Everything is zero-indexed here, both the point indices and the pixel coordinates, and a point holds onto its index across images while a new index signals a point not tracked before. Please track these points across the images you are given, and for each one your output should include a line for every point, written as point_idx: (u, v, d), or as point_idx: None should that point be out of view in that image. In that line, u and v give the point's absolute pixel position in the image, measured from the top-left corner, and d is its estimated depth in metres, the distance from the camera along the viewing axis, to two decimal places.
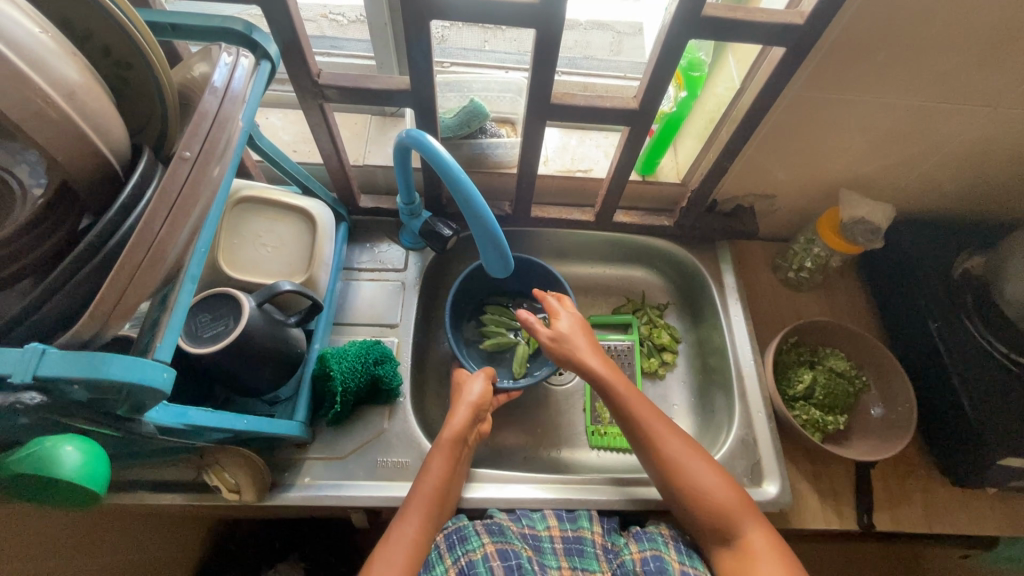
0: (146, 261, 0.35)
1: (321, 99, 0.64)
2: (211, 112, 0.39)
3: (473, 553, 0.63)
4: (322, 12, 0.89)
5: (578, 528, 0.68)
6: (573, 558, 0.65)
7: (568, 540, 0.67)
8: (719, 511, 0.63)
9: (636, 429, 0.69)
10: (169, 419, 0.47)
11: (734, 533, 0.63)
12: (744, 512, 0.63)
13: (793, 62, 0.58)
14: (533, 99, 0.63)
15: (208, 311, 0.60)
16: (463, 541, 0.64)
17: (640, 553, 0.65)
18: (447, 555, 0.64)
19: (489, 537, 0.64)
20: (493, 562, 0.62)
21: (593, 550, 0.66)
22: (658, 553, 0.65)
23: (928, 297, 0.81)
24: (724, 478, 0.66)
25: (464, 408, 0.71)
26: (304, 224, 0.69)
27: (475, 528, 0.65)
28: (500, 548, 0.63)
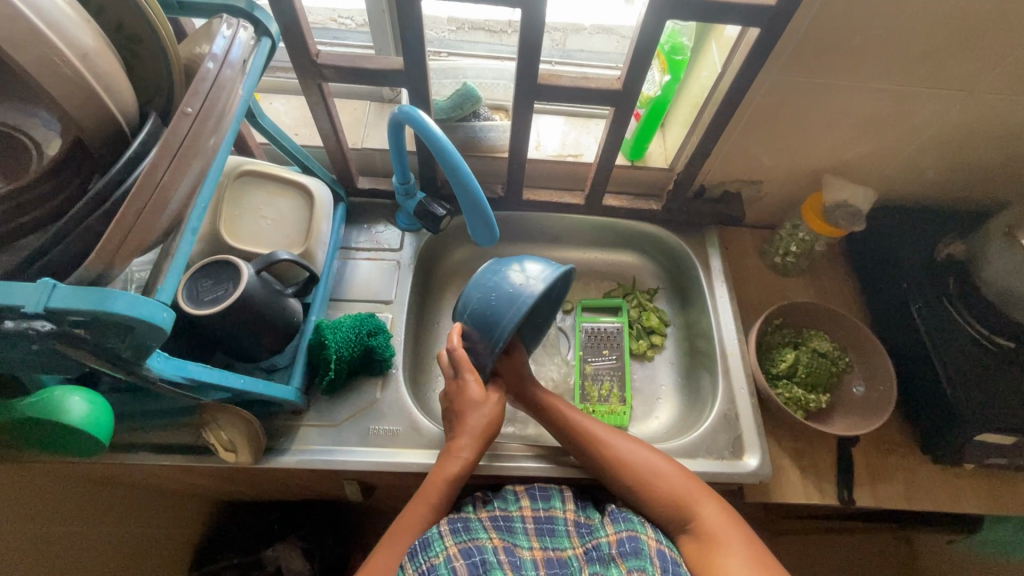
0: (149, 205, 0.38)
1: (320, 79, 0.67)
2: (211, 76, 0.43)
3: (435, 558, 0.59)
4: (331, 16, 0.91)
5: (549, 508, 0.67)
6: (543, 537, 0.64)
7: (538, 520, 0.65)
8: (673, 499, 0.63)
9: (573, 434, 0.71)
10: (171, 371, 0.50)
11: (690, 519, 0.62)
12: (698, 497, 0.63)
13: (766, 44, 0.61)
14: (521, 81, 0.66)
15: (210, 276, 0.62)
16: (425, 547, 0.60)
17: (616, 535, 0.62)
18: (408, 564, 0.59)
19: (452, 538, 0.60)
20: (456, 562, 0.58)
21: (564, 528, 0.65)
22: (634, 533, 0.62)
23: (910, 280, 0.83)
24: (675, 468, 0.66)
25: (473, 442, 0.68)
26: (303, 200, 0.73)
27: (439, 530, 0.61)
28: (463, 548, 0.59)
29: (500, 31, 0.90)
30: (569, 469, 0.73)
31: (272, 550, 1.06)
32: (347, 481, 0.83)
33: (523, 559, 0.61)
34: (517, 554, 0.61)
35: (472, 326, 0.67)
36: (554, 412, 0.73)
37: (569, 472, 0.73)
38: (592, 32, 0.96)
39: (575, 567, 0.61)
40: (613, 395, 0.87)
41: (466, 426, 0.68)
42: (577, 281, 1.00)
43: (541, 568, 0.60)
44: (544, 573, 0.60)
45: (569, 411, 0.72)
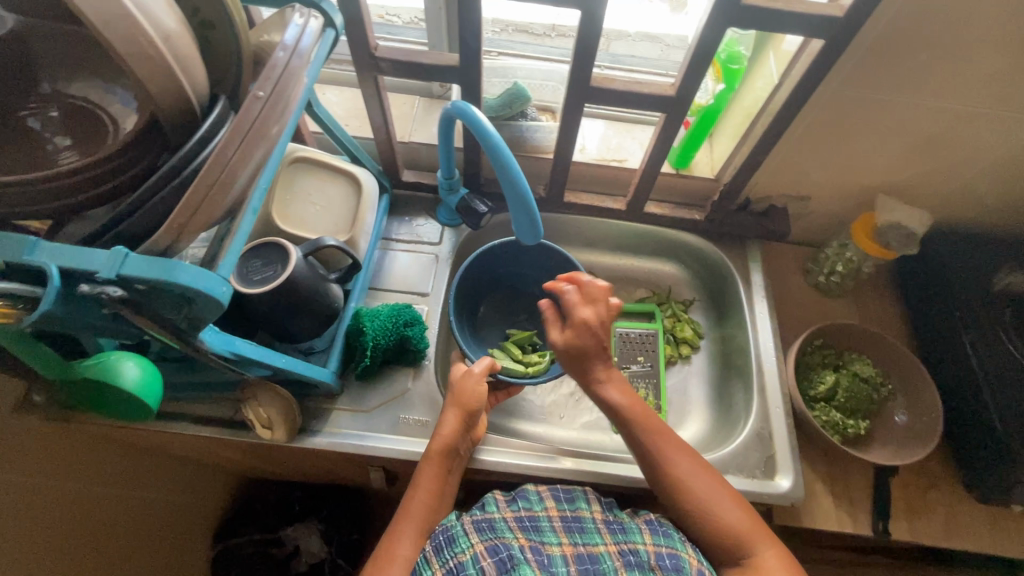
0: (218, 181, 0.40)
1: (376, 72, 0.69)
2: (281, 65, 0.45)
3: (462, 555, 0.59)
4: (380, 13, 0.93)
5: (575, 509, 0.67)
6: (572, 533, 0.63)
7: (566, 518, 0.65)
8: (732, 537, 0.61)
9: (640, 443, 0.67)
10: (220, 345, 0.52)
11: (746, 558, 0.60)
12: (759, 537, 0.61)
13: (830, 55, 0.59)
14: (574, 82, 0.66)
15: (260, 257, 0.64)
16: (451, 542, 0.61)
17: (655, 547, 0.62)
18: (434, 560, 0.60)
19: (478, 536, 0.61)
20: (483, 561, 0.58)
21: (594, 525, 0.65)
22: (674, 551, 0.61)
23: (963, 308, 0.79)
24: (737, 503, 0.63)
25: (453, 417, 0.68)
26: (351, 188, 0.74)
27: (464, 528, 0.62)
28: (489, 546, 0.59)
29: (542, 35, 0.91)
30: (594, 473, 0.73)
31: (294, 529, 1.09)
32: (372, 467, 0.84)
33: (552, 555, 0.61)
34: (545, 551, 0.61)
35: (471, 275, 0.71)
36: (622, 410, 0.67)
37: (599, 478, 0.73)
38: (635, 40, 0.96)
39: (607, 562, 0.60)
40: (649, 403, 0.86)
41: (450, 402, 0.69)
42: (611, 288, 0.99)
43: (571, 564, 0.60)
44: (575, 568, 0.59)
45: (641, 417, 0.67)
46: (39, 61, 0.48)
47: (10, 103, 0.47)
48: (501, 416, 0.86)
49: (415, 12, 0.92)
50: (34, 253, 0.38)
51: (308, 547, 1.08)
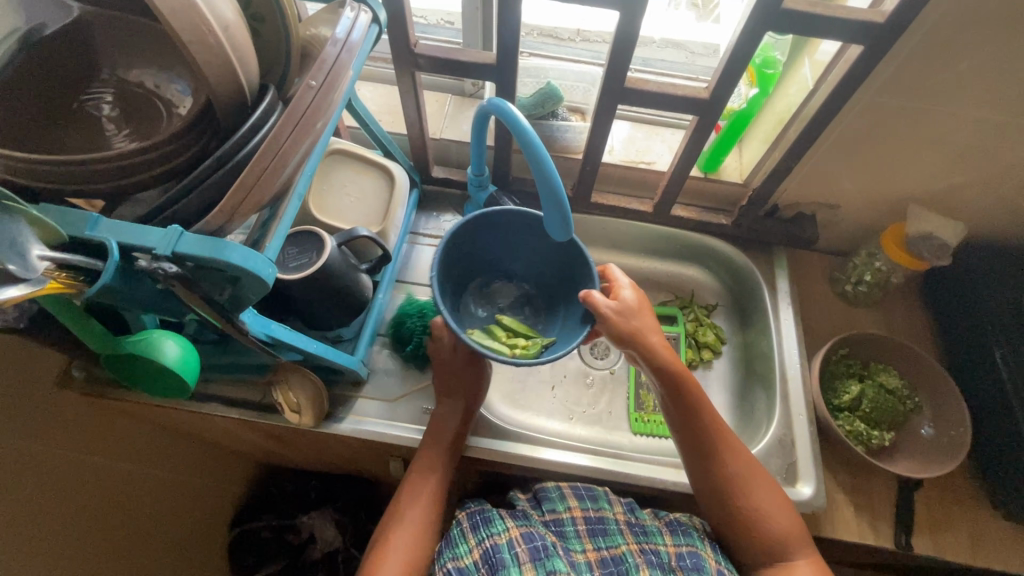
0: (271, 166, 0.42)
1: (414, 68, 0.70)
2: (333, 57, 0.46)
3: (497, 537, 0.61)
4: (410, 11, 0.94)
5: (598, 509, 0.67)
6: (595, 538, 0.64)
7: (589, 520, 0.66)
8: (776, 538, 0.61)
9: (701, 429, 0.65)
10: (256, 328, 0.54)
11: (783, 560, 0.61)
12: (800, 541, 0.61)
13: (869, 61, 0.59)
14: (607, 82, 0.67)
15: (295, 245, 0.66)
16: (487, 523, 0.63)
17: (676, 547, 0.63)
18: (471, 536, 0.63)
19: (513, 521, 0.63)
20: (518, 547, 0.60)
21: (616, 528, 0.65)
22: (694, 548, 0.62)
23: (995, 322, 0.78)
24: (782, 504, 0.64)
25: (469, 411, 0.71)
26: (384, 181, 0.76)
27: (500, 513, 0.65)
28: (523, 533, 0.62)
29: (568, 39, 0.91)
30: (615, 473, 0.73)
31: (308, 517, 1.10)
32: (392, 457, 0.86)
33: (578, 560, 0.61)
34: (571, 556, 0.62)
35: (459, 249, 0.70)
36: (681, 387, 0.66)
37: (618, 476, 0.73)
38: (661, 46, 0.96)
39: (630, 563, 0.61)
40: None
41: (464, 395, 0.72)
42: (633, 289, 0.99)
43: (596, 569, 0.61)
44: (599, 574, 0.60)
45: (702, 401, 0.66)
46: (102, 50, 0.51)
47: (73, 88, 0.50)
48: (521, 412, 0.86)
49: (447, 12, 0.94)
50: (95, 229, 0.40)
51: (324, 537, 1.09)
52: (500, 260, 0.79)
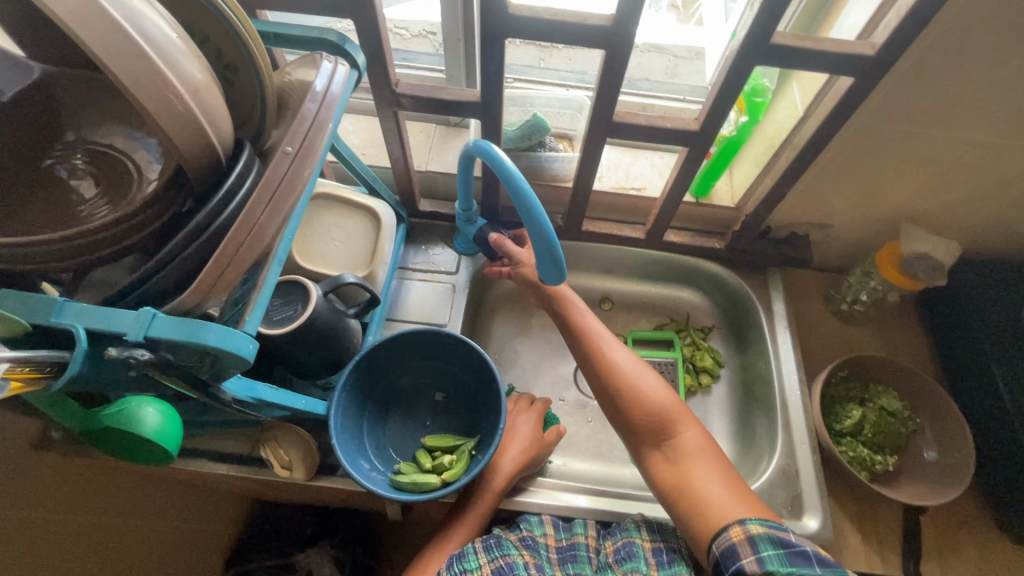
0: (247, 241, 0.39)
1: (396, 107, 0.68)
2: (311, 115, 0.44)
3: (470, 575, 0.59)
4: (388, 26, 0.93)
5: (571, 536, 0.67)
6: (565, 564, 0.63)
7: (561, 549, 0.65)
8: (659, 416, 0.63)
9: (580, 339, 0.71)
10: (241, 392, 0.52)
11: (670, 437, 0.62)
12: (684, 416, 0.64)
13: (860, 93, 0.59)
14: (596, 117, 0.66)
15: (280, 295, 0.63)
16: (461, 559, 0.61)
17: (613, 545, 0.63)
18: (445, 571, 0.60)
19: (487, 555, 0.60)
20: None
21: (586, 555, 0.64)
22: (631, 539, 0.62)
23: (993, 341, 0.77)
24: (665, 386, 0.66)
25: (516, 454, 0.72)
26: (369, 221, 0.73)
27: (474, 545, 0.62)
28: (495, 568, 0.59)
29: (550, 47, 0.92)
30: (617, 513, 0.72)
31: (306, 555, 1.04)
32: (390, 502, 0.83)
33: None
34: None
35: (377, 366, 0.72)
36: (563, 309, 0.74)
37: (618, 516, 0.71)
38: (643, 50, 0.95)
39: None
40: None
41: (515, 442, 0.73)
42: (629, 313, 0.97)
43: None
44: None
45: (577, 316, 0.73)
46: (66, 110, 0.48)
47: (33, 151, 0.47)
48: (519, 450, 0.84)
49: (426, 25, 0.93)
50: (60, 315, 0.38)
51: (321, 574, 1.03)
52: (424, 386, 0.78)
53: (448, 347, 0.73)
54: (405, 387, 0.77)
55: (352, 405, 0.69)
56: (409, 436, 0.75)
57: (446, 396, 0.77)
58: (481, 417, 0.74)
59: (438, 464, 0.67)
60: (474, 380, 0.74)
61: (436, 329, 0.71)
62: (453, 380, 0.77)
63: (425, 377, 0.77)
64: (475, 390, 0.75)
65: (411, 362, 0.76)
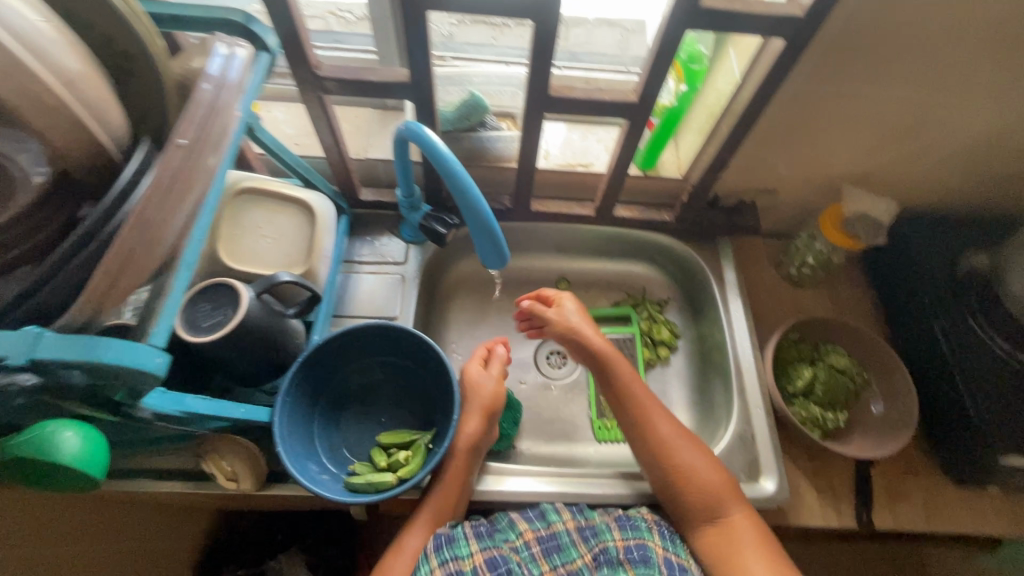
0: (141, 247, 0.36)
1: (320, 91, 0.64)
2: (206, 100, 0.41)
3: (462, 562, 0.60)
4: (330, 8, 0.84)
5: (549, 524, 0.64)
6: (551, 556, 0.62)
7: (542, 540, 0.63)
8: (708, 494, 0.65)
9: (629, 409, 0.71)
10: (168, 407, 0.48)
11: (718, 514, 0.64)
12: (732, 494, 0.65)
13: (793, 55, 0.58)
14: (532, 92, 0.63)
15: (209, 300, 0.59)
16: (451, 543, 0.62)
17: (624, 541, 0.62)
18: (434, 557, 0.61)
19: (477, 544, 0.61)
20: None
21: (569, 539, 0.63)
22: (643, 541, 0.62)
23: (932, 294, 0.79)
24: (714, 463, 0.67)
25: (477, 416, 0.71)
26: (303, 215, 0.69)
27: (464, 531, 0.63)
28: (488, 558, 0.60)
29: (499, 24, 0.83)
30: (581, 493, 0.71)
31: (275, 561, 1.01)
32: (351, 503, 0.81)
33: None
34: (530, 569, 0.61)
35: (323, 366, 0.69)
36: (609, 370, 0.73)
37: (583, 496, 0.71)
38: (595, 25, 0.89)
39: None
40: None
41: (475, 404, 0.72)
42: (586, 292, 0.97)
43: None
44: None
45: (629, 383, 0.72)
46: None
47: None
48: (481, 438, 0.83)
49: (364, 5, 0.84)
50: None
51: None
52: (379, 382, 0.75)
53: (400, 340, 0.71)
54: (357, 384, 0.74)
55: (299, 409, 0.66)
56: (365, 435, 0.73)
57: (402, 391, 0.75)
58: (438, 408, 0.72)
59: (394, 459, 0.66)
60: (429, 373, 0.72)
61: (383, 323, 0.69)
62: (407, 374, 0.75)
63: (380, 372, 0.75)
64: (430, 383, 0.73)
65: (361, 358, 0.73)
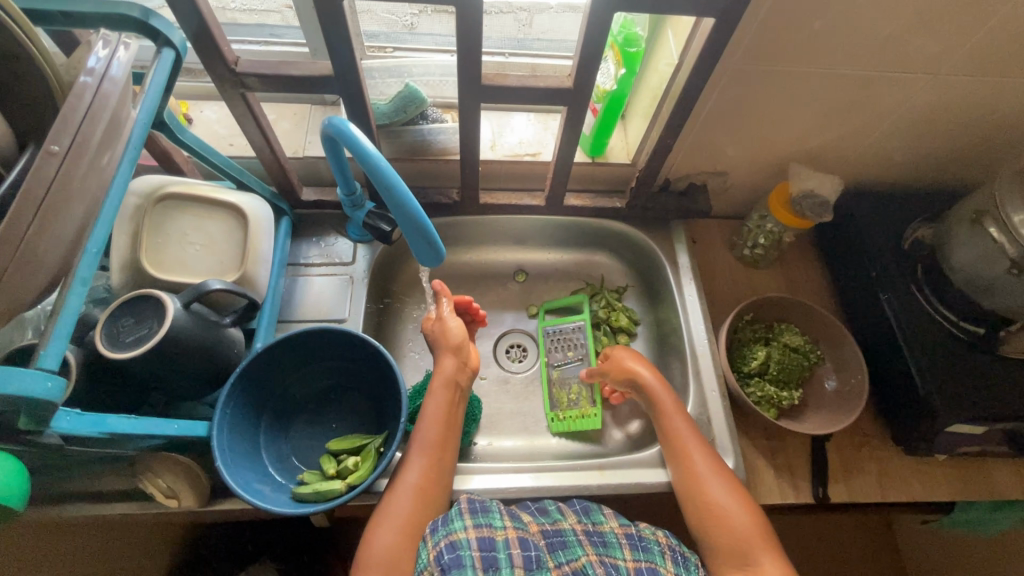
0: (13, 266, 0.35)
1: (241, 88, 0.61)
2: (84, 100, 0.39)
3: (496, 532, 0.57)
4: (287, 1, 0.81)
5: (554, 521, 0.61)
6: (556, 553, 0.58)
7: (547, 534, 0.60)
8: (740, 539, 0.61)
9: (669, 444, 0.69)
10: (84, 429, 0.45)
11: (748, 561, 0.60)
12: (765, 543, 0.61)
13: (723, 35, 0.57)
14: (464, 82, 0.61)
15: (131, 313, 0.56)
16: (486, 513, 0.58)
17: (635, 563, 0.58)
18: (468, 516, 0.57)
19: (511, 520, 0.59)
20: (512, 550, 0.55)
21: (575, 539, 0.59)
22: (654, 566, 0.58)
23: (879, 268, 0.80)
24: (750, 508, 0.64)
25: (448, 355, 0.72)
26: (235, 219, 0.67)
27: (497, 505, 0.60)
28: (520, 536, 0.57)
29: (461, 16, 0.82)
30: (540, 487, 0.69)
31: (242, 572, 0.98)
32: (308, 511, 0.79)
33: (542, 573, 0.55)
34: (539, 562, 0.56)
35: (265, 375, 0.67)
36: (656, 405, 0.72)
37: (543, 491, 0.69)
38: (558, 11, 0.86)
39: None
40: (584, 399, 0.83)
41: (446, 347, 0.73)
42: (544, 283, 0.96)
43: None
44: None
45: (671, 419, 0.71)
46: None
47: None
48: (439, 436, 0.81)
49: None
50: None
51: None
52: (328, 387, 0.73)
53: (348, 344, 0.69)
54: (304, 391, 0.72)
55: (240, 422, 0.63)
56: (315, 442, 0.71)
57: (352, 395, 0.73)
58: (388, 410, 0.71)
59: (345, 464, 0.64)
60: (379, 375, 0.70)
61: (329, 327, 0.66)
62: (358, 377, 0.73)
63: (329, 375, 0.73)
64: (380, 386, 0.71)
65: (306, 364, 0.71)
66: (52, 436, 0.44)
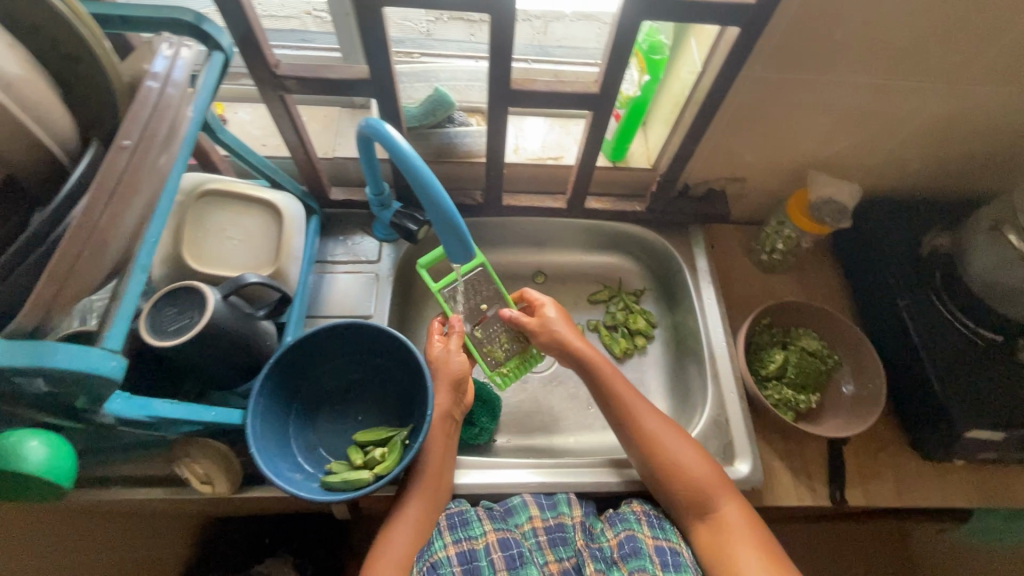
0: (87, 250, 0.37)
1: (281, 90, 0.63)
2: (149, 101, 0.42)
3: (475, 541, 0.63)
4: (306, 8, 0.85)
5: (558, 515, 0.67)
6: (556, 548, 0.65)
7: (550, 530, 0.66)
8: (699, 488, 0.65)
9: (615, 404, 0.72)
10: (132, 411, 0.47)
11: (709, 506, 0.65)
12: (721, 485, 0.65)
13: (745, 44, 0.59)
14: (493, 87, 0.63)
15: (174, 303, 0.58)
16: (465, 524, 0.65)
17: (616, 538, 0.64)
18: (447, 534, 0.64)
19: (491, 524, 0.65)
20: (494, 555, 0.62)
21: (573, 535, 0.66)
22: (631, 532, 0.64)
23: (897, 274, 0.81)
24: (702, 456, 0.68)
25: (445, 388, 0.71)
26: (270, 216, 0.69)
27: (477, 513, 0.66)
28: (500, 539, 0.64)
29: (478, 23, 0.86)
30: (562, 482, 0.70)
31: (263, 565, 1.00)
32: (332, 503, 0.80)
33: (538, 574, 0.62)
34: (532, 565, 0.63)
35: (296, 367, 0.69)
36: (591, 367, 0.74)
37: (565, 486, 0.70)
38: (573, 19, 0.90)
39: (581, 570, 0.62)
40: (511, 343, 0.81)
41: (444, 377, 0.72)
42: (563, 285, 0.97)
43: None
44: None
45: (612, 378, 0.73)
46: None
47: None
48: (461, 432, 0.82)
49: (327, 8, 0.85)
50: None
51: None
52: (353, 380, 0.75)
53: (378, 340, 0.71)
54: (330, 383, 0.74)
55: (272, 411, 0.66)
56: (341, 433, 0.73)
57: (376, 389, 0.75)
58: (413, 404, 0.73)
59: (370, 455, 0.66)
60: (404, 370, 0.72)
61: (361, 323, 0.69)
62: (382, 372, 0.75)
63: (354, 369, 0.75)
64: (405, 381, 0.73)
65: (333, 357, 0.73)
66: (105, 416, 0.47)
